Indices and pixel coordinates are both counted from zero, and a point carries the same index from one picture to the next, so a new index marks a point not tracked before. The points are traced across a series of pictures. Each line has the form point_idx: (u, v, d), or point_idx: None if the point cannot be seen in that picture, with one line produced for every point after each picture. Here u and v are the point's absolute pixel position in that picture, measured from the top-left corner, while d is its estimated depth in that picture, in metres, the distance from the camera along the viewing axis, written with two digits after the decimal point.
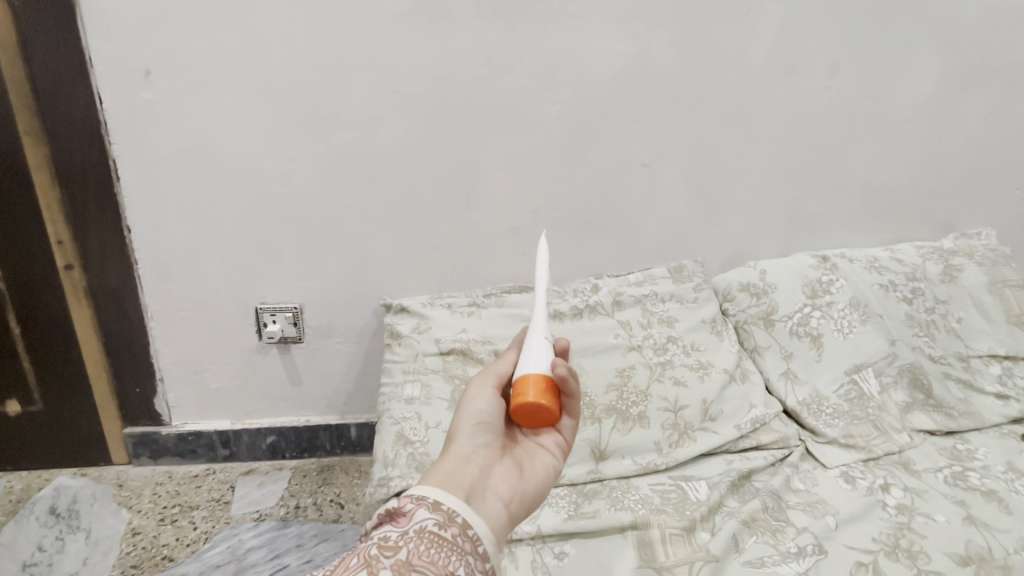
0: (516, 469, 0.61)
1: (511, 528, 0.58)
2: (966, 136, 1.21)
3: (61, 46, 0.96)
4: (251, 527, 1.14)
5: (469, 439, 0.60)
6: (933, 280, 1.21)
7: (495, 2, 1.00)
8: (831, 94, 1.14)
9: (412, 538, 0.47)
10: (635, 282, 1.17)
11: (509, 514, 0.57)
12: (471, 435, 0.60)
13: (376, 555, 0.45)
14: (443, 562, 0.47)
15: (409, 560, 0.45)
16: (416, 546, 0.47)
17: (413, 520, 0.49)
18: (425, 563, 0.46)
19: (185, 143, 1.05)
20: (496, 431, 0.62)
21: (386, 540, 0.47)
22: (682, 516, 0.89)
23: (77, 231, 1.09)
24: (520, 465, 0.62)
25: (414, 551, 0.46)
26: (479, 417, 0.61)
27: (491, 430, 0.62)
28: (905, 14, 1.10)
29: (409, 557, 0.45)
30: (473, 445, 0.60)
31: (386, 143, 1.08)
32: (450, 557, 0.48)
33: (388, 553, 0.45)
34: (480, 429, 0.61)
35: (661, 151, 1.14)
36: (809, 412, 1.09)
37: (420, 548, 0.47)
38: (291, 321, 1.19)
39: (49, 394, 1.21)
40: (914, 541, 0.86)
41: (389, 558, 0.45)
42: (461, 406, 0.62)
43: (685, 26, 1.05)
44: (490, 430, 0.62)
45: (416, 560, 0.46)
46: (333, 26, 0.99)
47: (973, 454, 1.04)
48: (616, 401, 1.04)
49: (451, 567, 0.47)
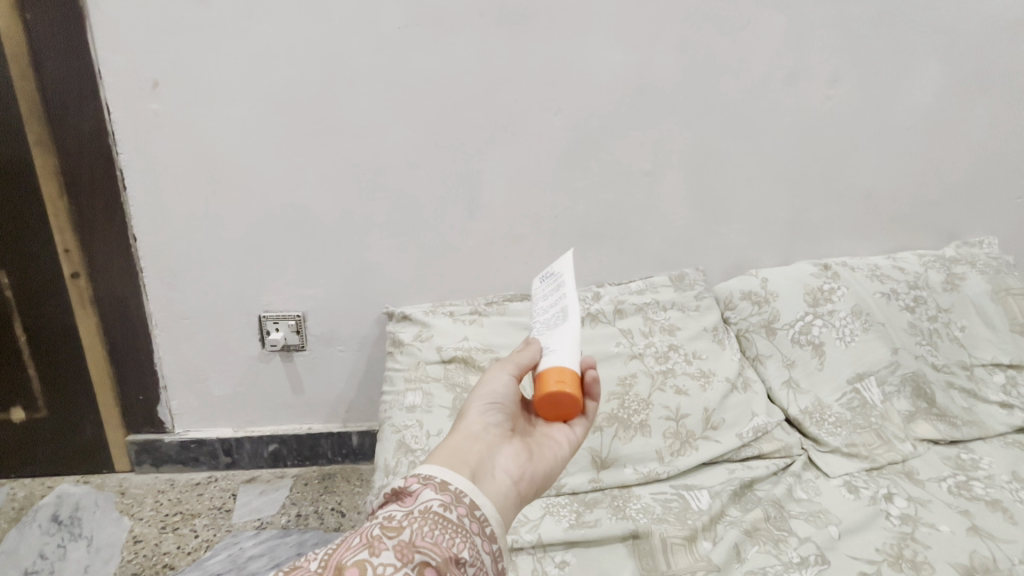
0: (524, 452, 0.60)
1: (516, 510, 0.57)
2: (967, 145, 1.21)
3: (70, 57, 0.97)
4: (252, 535, 1.14)
5: (478, 418, 0.61)
6: (936, 288, 1.20)
7: (498, 14, 1.01)
8: (832, 103, 1.14)
9: (417, 518, 0.48)
10: (637, 290, 1.17)
11: (516, 493, 0.57)
12: (481, 414, 0.62)
13: (379, 535, 0.46)
14: (447, 544, 0.47)
15: (411, 540, 0.46)
16: (419, 526, 0.47)
17: (419, 500, 0.49)
18: (428, 544, 0.46)
19: (191, 152, 1.05)
20: (508, 415, 0.63)
21: (391, 519, 0.47)
22: (683, 525, 0.89)
23: (84, 240, 1.10)
24: (532, 448, 0.62)
25: (417, 531, 0.47)
26: (492, 399, 0.63)
27: (504, 412, 0.63)
28: (905, 25, 1.10)
29: (411, 537, 0.46)
30: (482, 423, 0.61)
31: (389, 152, 1.08)
32: (454, 539, 0.47)
33: (391, 533, 0.46)
34: (491, 410, 0.62)
35: (664, 160, 1.14)
36: (811, 421, 1.08)
37: (424, 528, 0.47)
38: (294, 329, 1.19)
39: (53, 403, 1.21)
40: (918, 551, 0.86)
41: (392, 538, 0.46)
42: (478, 386, 0.64)
43: (686, 37, 1.06)
44: (501, 412, 0.63)
45: (419, 541, 0.46)
46: (337, 36, 1.00)
47: (977, 463, 1.04)
48: (617, 409, 1.04)
49: (455, 549, 0.47)
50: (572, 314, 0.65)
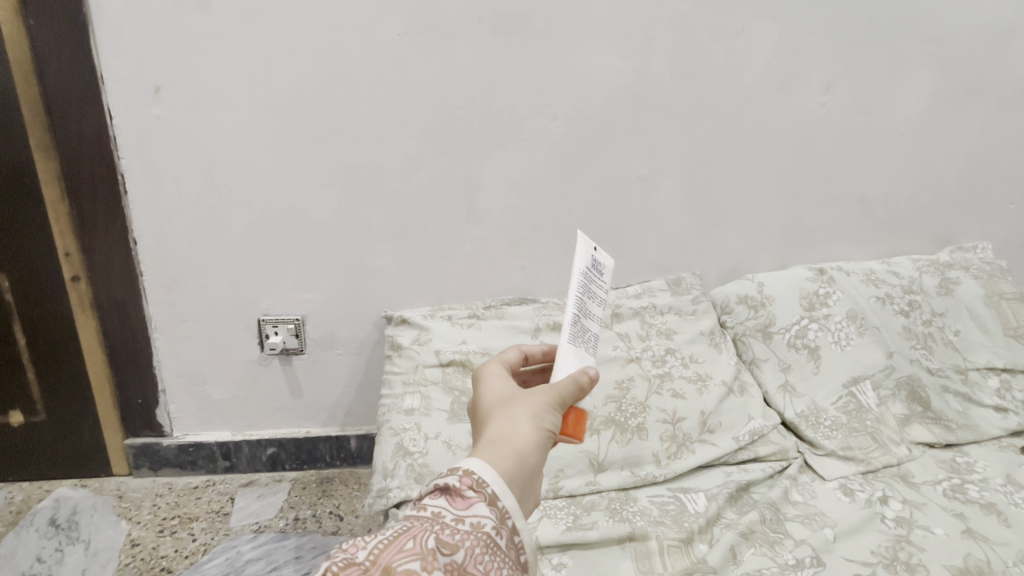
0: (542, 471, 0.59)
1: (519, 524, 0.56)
2: (960, 150, 1.22)
3: (73, 61, 0.98)
4: (250, 539, 1.14)
5: (540, 437, 0.55)
6: (930, 292, 1.21)
7: (496, 21, 1.02)
8: (826, 110, 1.15)
9: (469, 534, 0.47)
10: (634, 294, 1.18)
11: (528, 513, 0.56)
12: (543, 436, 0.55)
13: (433, 548, 0.45)
14: (495, 573, 0.46)
15: (463, 564, 0.45)
16: (473, 549, 0.46)
17: (471, 510, 0.48)
18: (478, 572, 0.46)
19: (191, 157, 1.06)
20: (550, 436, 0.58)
21: (445, 530, 0.46)
22: (680, 527, 0.90)
23: (84, 244, 1.10)
24: None
25: (471, 555, 0.46)
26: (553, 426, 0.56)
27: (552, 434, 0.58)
28: (898, 32, 1.11)
29: (464, 561, 0.45)
30: (542, 444, 0.55)
31: (388, 157, 1.09)
32: (501, 568, 0.47)
33: (444, 550, 0.45)
34: (549, 436, 0.56)
35: (660, 165, 1.15)
36: (807, 424, 1.09)
37: (476, 552, 0.46)
38: (293, 332, 1.20)
39: (52, 406, 1.21)
40: (913, 554, 0.87)
41: (445, 557, 0.45)
42: (541, 403, 0.56)
43: (683, 44, 1.07)
44: (553, 438, 0.56)
45: (471, 566, 0.45)
46: (337, 43, 1.01)
47: (972, 466, 1.05)
48: (615, 412, 1.04)
49: None
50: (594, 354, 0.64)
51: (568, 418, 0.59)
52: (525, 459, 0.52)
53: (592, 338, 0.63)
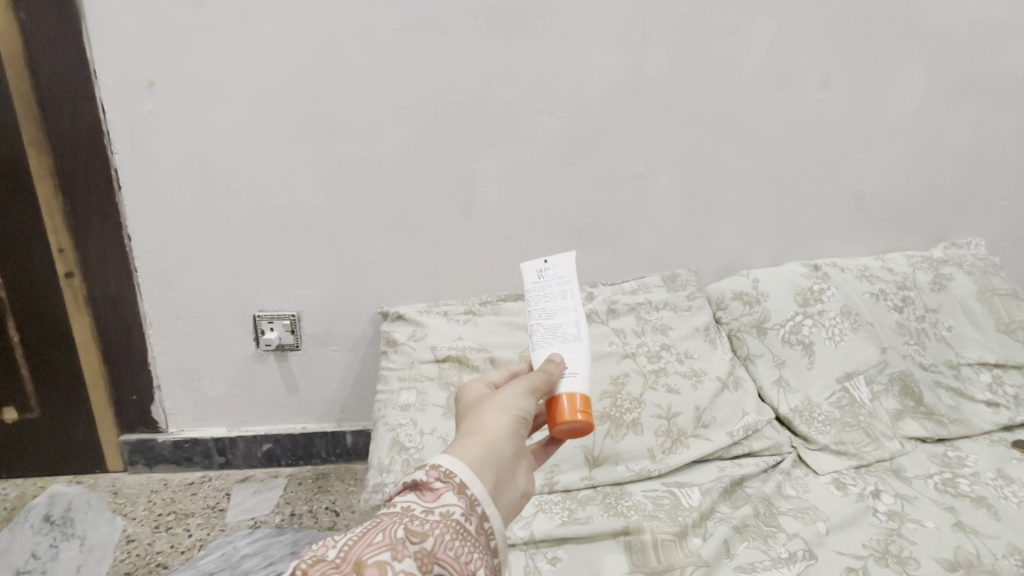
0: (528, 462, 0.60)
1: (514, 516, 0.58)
2: (955, 147, 1.23)
3: (66, 57, 0.97)
4: (245, 534, 1.14)
5: (512, 425, 0.57)
6: (923, 288, 1.22)
7: (493, 17, 1.02)
8: (821, 107, 1.15)
9: (438, 523, 0.47)
10: (630, 290, 1.18)
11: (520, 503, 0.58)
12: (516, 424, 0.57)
13: (402, 538, 0.45)
14: (465, 559, 0.47)
15: (433, 551, 0.46)
16: (442, 536, 0.47)
17: (439, 500, 0.49)
18: (448, 558, 0.46)
19: (186, 152, 1.05)
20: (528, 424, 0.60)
21: (415, 521, 0.47)
22: (674, 521, 0.91)
23: (78, 240, 1.09)
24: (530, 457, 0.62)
25: (440, 541, 0.46)
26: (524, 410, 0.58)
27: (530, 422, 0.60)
28: (893, 29, 1.12)
29: (433, 547, 0.46)
30: (515, 430, 0.57)
31: (384, 153, 1.08)
32: (472, 554, 0.48)
33: (414, 538, 0.46)
34: (521, 421, 0.58)
35: (656, 161, 1.15)
36: (801, 419, 1.10)
37: (446, 539, 0.47)
38: (289, 328, 1.19)
39: (46, 403, 1.21)
40: (904, 546, 0.88)
41: (414, 546, 0.45)
42: (509, 394, 0.59)
43: (679, 41, 1.07)
44: (527, 424, 0.59)
45: (441, 553, 0.46)
46: (334, 39, 1.01)
47: (964, 460, 1.06)
48: (610, 408, 1.04)
49: (472, 564, 0.47)
50: (582, 340, 0.65)
51: (573, 407, 0.61)
52: (493, 446, 0.54)
53: (565, 329, 0.66)
